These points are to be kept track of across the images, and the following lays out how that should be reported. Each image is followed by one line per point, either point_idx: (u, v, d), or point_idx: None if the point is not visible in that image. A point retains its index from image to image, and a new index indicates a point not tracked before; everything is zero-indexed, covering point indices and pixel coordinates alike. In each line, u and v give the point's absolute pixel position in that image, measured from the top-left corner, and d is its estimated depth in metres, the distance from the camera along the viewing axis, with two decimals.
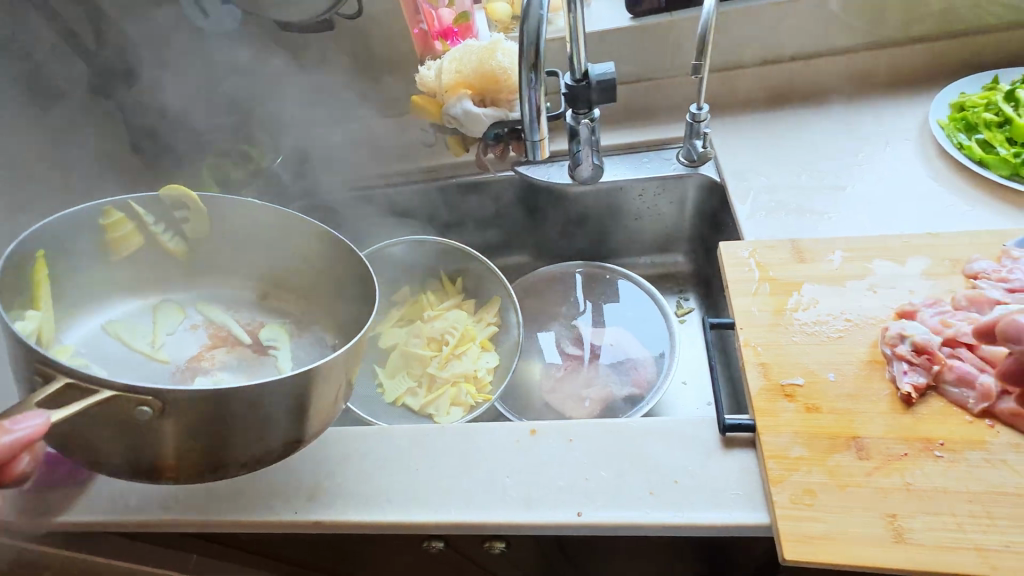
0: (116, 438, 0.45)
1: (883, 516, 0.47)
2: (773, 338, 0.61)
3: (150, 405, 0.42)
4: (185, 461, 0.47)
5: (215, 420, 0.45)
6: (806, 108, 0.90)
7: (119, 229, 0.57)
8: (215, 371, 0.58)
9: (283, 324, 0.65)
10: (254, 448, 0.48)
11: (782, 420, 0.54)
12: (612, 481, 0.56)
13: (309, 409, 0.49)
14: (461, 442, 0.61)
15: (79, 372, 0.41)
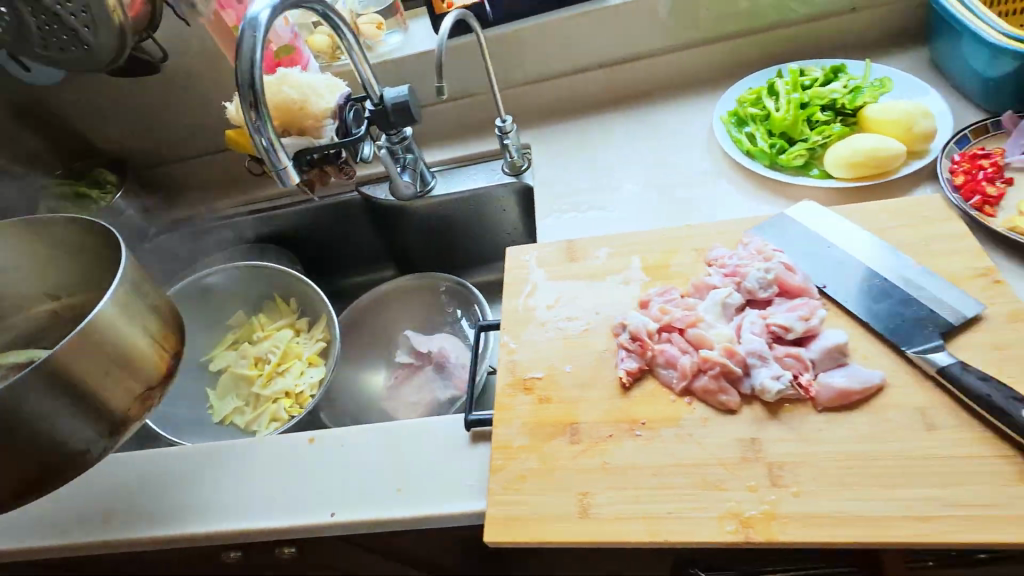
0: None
1: (577, 494, 0.51)
2: (527, 336, 0.64)
3: None
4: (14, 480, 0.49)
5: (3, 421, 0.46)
6: (620, 112, 0.93)
7: None
8: None
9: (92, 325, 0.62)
10: (73, 440, 0.50)
11: (515, 413, 0.58)
12: (369, 482, 0.60)
13: (105, 388, 0.50)
14: (247, 455, 0.65)
15: None
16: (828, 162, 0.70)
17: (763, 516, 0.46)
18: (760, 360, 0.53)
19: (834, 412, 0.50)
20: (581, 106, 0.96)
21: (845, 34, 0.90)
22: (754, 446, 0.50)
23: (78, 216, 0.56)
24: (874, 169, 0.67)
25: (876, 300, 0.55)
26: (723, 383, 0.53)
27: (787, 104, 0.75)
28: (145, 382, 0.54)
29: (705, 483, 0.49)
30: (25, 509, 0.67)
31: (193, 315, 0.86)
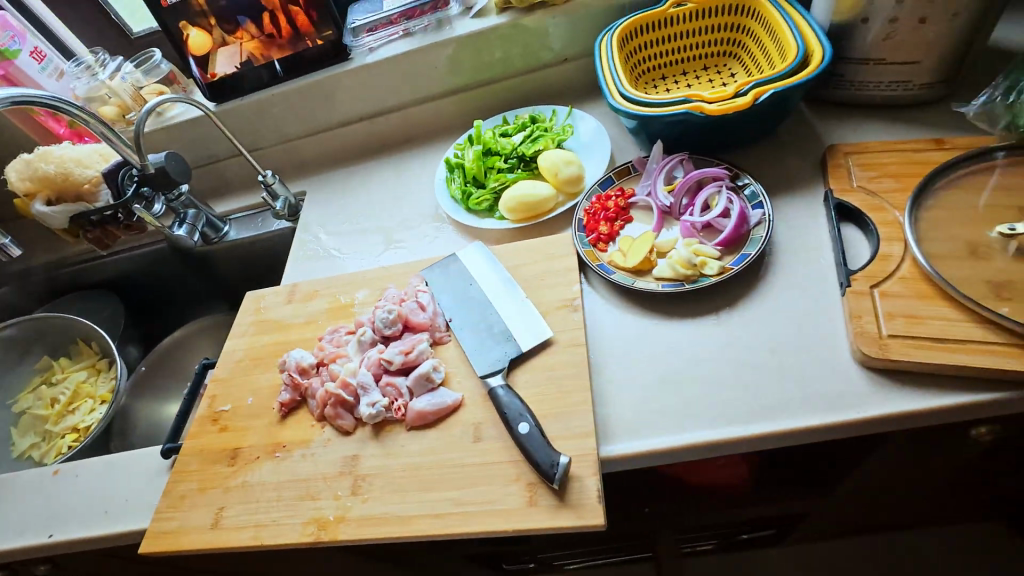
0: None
1: (217, 509, 0.62)
2: (231, 373, 0.76)
3: None
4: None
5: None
6: (385, 157, 1.04)
7: None
8: None
9: None
10: None
11: (197, 441, 0.69)
12: (86, 507, 0.71)
13: None
14: (3, 487, 0.77)
15: None
16: (500, 206, 0.81)
17: (338, 519, 0.58)
18: (365, 389, 0.64)
19: (416, 429, 0.61)
20: (357, 152, 1.07)
21: (573, 80, 1.00)
22: (352, 461, 0.61)
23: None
24: (527, 212, 0.79)
25: (481, 332, 0.67)
26: (340, 409, 0.64)
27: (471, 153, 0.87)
28: None
29: (306, 495, 0.60)
30: None
31: (1, 363, 0.97)
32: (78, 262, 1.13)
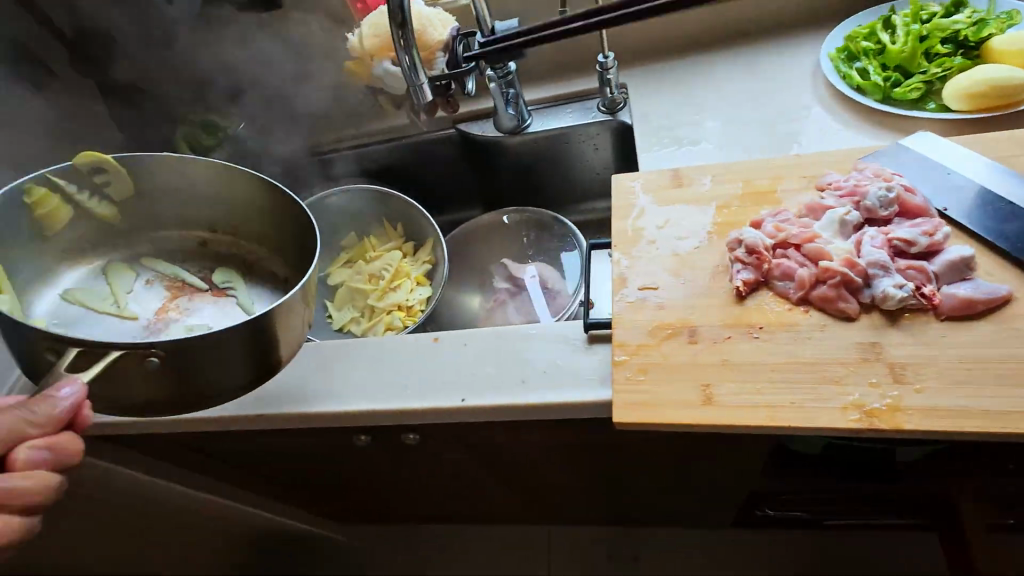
0: (151, 389, 0.52)
1: (699, 384, 0.56)
2: (639, 253, 0.68)
3: (155, 355, 0.49)
4: (217, 388, 0.54)
5: (250, 337, 0.52)
6: (721, 52, 0.94)
7: (46, 205, 0.59)
8: (183, 315, 0.64)
9: (235, 266, 0.70)
10: (231, 377, 0.54)
11: (634, 316, 0.63)
12: (492, 374, 0.66)
13: (283, 334, 0.55)
14: (375, 350, 0.72)
15: (82, 338, 0.47)
16: (948, 96, 0.70)
17: (887, 408, 0.50)
18: (879, 272, 0.57)
19: (956, 320, 0.54)
20: (681, 45, 0.97)
21: None
22: (874, 349, 0.53)
23: (259, 177, 0.63)
24: (998, 100, 0.68)
25: (1000, 222, 0.58)
26: (842, 292, 0.57)
27: (903, 35, 0.76)
28: (306, 329, 0.58)
29: (823, 379, 0.53)
30: None
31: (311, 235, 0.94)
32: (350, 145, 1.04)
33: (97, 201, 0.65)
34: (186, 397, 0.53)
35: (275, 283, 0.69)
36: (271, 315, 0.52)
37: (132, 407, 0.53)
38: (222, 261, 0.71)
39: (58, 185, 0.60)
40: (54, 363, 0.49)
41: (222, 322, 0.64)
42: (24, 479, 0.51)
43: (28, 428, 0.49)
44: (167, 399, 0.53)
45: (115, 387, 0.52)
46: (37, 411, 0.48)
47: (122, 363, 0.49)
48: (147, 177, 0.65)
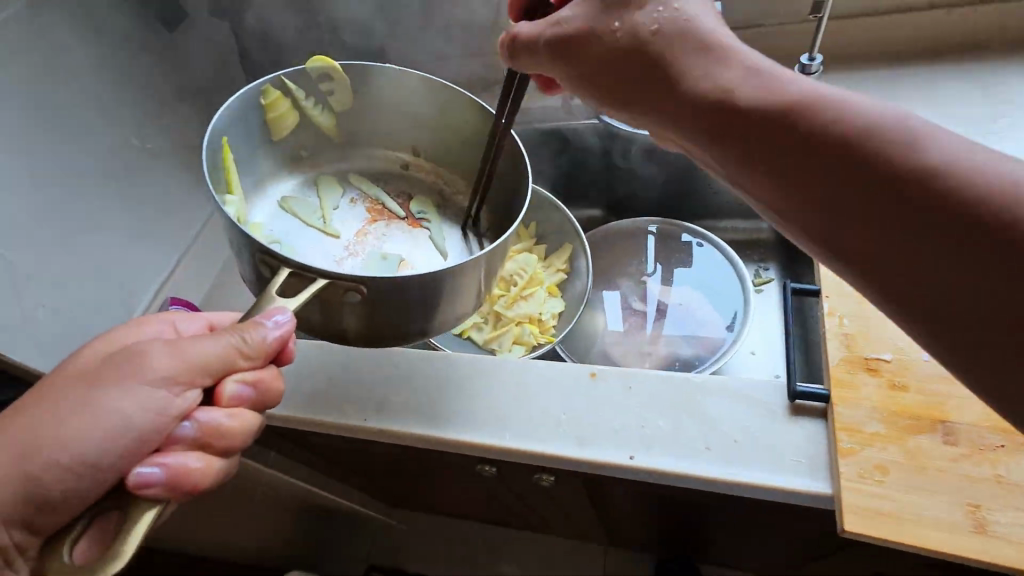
0: (350, 321, 0.50)
1: (964, 505, 0.45)
2: (863, 310, 0.57)
3: (357, 292, 0.47)
4: (402, 332, 0.52)
5: (440, 289, 0.49)
6: (942, 68, 0.79)
7: (277, 108, 0.63)
8: (382, 243, 0.65)
9: (431, 198, 0.72)
10: (406, 326, 0.51)
11: (862, 393, 0.51)
12: (667, 431, 0.56)
13: (454, 299, 0.51)
14: (521, 375, 0.63)
15: (299, 261, 0.46)
16: None
17: None
18: None
19: None
20: (892, 54, 0.82)
21: None
22: None
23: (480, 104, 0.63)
24: None
25: None
26: None
27: None
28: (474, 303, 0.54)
29: None
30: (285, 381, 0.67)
31: None
32: None
33: (322, 112, 0.69)
34: (378, 331, 0.51)
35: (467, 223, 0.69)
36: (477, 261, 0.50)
37: (326, 332, 0.52)
38: (419, 188, 0.73)
39: (291, 91, 0.64)
40: (267, 278, 0.48)
41: (412, 256, 0.65)
42: (228, 419, 0.44)
43: (244, 353, 0.43)
44: (360, 330, 0.51)
45: (324, 315, 0.50)
46: (255, 333, 0.43)
47: (324, 292, 0.48)
48: (367, 87, 0.67)
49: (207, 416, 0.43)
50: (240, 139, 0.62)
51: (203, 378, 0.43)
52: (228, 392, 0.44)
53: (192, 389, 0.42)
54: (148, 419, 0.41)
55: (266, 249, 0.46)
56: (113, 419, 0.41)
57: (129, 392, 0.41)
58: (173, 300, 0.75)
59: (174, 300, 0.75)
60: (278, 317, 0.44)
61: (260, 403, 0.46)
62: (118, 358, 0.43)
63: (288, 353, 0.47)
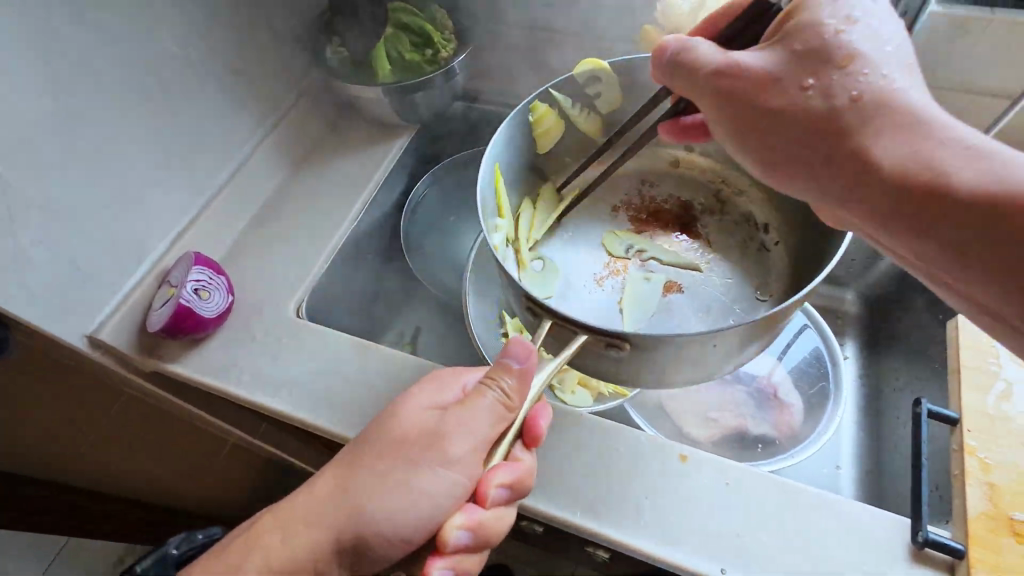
0: (613, 368, 0.47)
1: None
2: (1013, 459, 0.50)
3: (618, 345, 0.43)
4: (680, 379, 0.48)
5: (720, 342, 0.43)
6: None
7: (542, 123, 0.60)
8: (646, 263, 0.63)
9: (704, 202, 0.68)
10: (674, 375, 0.47)
11: (1005, 560, 0.45)
12: (768, 548, 0.49)
13: (679, 361, 0.45)
14: (601, 439, 0.55)
15: (561, 311, 0.43)
16: None
17: None
18: None
19: None
20: None
21: None
22: None
23: None
24: None
25: None
26: None
27: None
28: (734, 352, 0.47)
29: None
30: (336, 387, 0.61)
31: None
32: None
33: (585, 114, 0.64)
34: (657, 378, 0.47)
35: (750, 240, 0.64)
36: (764, 320, 0.43)
37: (599, 376, 0.50)
38: (695, 194, 0.69)
39: (558, 101, 0.62)
40: (531, 323, 0.48)
41: (681, 276, 0.62)
42: (493, 518, 0.43)
43: (511, 414, 0.43)
44: (653, 376, 0.47)
45: (593, 364, 0.48)
46: (516, 397, 0.43)
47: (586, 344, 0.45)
48: (634, 80, 0.61)
49: (473, 513, 0.42)
50: (510, 155, 0.60)
51: (480, 456, 0.43)
52: (493, 482, 0.43)
53: (467, 466, 0.43)
54: (432, 497, 0.42)
55: (531, 297, 0.45)
56: (415, 499, 0.42)
57: (425, 471, 0.43)
58: (197, 257, 0.64)
59: (198, 257, 0.64)
60: (526, 368, 0.44)
61: (521, 489, 0.44)
62: (406, 437, 0.45)
63: (541, 426, 0.47)
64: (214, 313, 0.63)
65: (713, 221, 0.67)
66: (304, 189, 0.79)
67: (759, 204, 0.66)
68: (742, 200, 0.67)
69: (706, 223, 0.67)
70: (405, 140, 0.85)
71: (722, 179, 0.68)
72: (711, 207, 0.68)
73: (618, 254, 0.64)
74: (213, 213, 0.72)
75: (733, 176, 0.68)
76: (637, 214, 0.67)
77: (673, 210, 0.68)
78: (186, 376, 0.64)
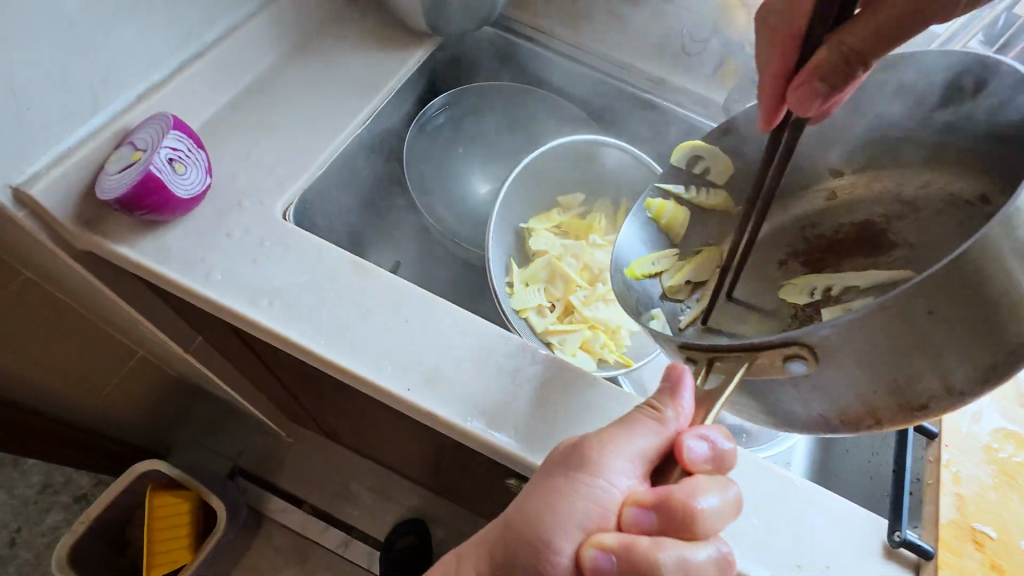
0: (811, 386, 0.36)
1: None
2: (979, 476, 0.54)
3: (799, 355, 0.34)
4: (929, 391, 0.33)
5: (936, 317, 0.31)
6: None
7: (666, 216, 0.58)
8: (835, 298, 0.48)
9: (892, 210, 0.53)
10: (911, 375, 0.33)
11: (965, 564, 0.49)
12: (761, 532, 0.50)
13: (882, 341, 0.32)
14: (613, 404, 0.51)
15: (707, 341, 0.39)
16: None
17: None
18: None
19: None
20: None
21: None
22: None
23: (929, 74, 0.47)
24: None
25: None
26: None
27: None
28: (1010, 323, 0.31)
29: None
30: (323, 305, 0.53)
31: (531, 177, 0.70)
32: (606, 78, 0.79)
33: (709, 192, 0.59)
34: (893, 395, 0.34)
35: (966, 217, 0.47)
36: (975, 282, 0.30)
37: (818, 411, 0.37)
38: (872, 208, 0.54)
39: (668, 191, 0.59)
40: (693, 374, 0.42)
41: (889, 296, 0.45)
42: (652, 552, 0.33)
43: (668, 427, 0.37)
44: (877, 394, 0.34)
45: (793, 391, 0.37)
46: (668, 411, 0.38)
47: (756, 370, 0.37)
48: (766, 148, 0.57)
49: (618, 538, 0.34)
50: (644, 255, 0.57)
51: (640, 477, 0.37)
52: (633, 501, 0.35)
53: (617, 478, 0.37)
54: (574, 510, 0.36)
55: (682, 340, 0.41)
56: (558, 509, 0.37)
57: (565, 480, 0.38)
58: (174, 121, 0.52)
59: (175, 122, 0.52)
60: (679, 384, 0.38)
61: (682, 515, 0.34)
62: (549, 458, 0.41)
63: (723, 458, 0.36)
64: (188, 194, 0.52)
65: (904, 224, 0.51)
66: (301, 76, 0.68)
67: (959, 178, 0.49)
68: (933, 190, 0.51)
69: (898, 230, 0.51)
70: (423, 55, 0.73)
71: (900, 181, 0.53)
72: (899, 216, 0.52)
73: (801, 301, 0.50)
74: (192, 77, 0.59)
75: (910, 176, 0.53)
76: (811, 257, 0.54)
77: (850, 237, 0.54)
78: (135, 262, 0.53)
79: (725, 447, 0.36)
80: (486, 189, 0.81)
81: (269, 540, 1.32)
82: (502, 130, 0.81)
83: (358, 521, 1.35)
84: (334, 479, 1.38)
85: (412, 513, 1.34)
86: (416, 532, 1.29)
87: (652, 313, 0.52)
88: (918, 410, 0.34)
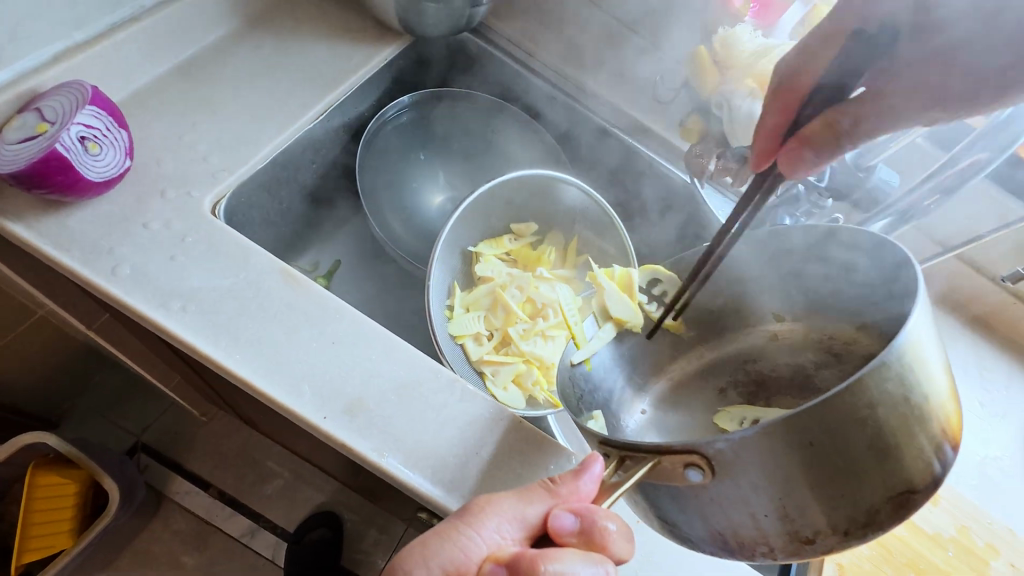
0: (707, 502, 0.36)
1: None
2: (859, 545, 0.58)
3: (700, 463, 0.34)
4: (817, 527, 0.34)
5: (818, 448, 0.32)
6: (977, 335, 0.82)
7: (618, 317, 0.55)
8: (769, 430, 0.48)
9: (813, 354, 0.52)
10: (800, 510, 0.34)
11: None
12: None
13: (776, 475, 0.33)
14: (533, 453, 0.50)
15: (611, 434, 0.38)
16: None
17: None
18: None
19: None
20: (948, 298, 0.84)
21: None
22: None
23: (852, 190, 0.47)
24: None
25: None
26: None
27: None
28: (887, 467, 0.32)
29: None
30: (241, 315, 0.50)
31: (486, 203, 0.68)
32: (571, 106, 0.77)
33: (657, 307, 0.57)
34: (781, 519, 0.34)
35: None
36: (851, 422, 0.32)
37: (715, 530, 0.37)
38: (806, 354, 0.52)
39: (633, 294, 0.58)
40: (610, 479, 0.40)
41: None
42: None
43: (554, 500, 0.37)
44: (769, 519, 0.35)
45: (700, 512, 0.37)
46: (565, 487, 0.37)
47: (661, 475, 0.37)
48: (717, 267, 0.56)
49: None
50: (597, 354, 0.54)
51: (513, 539, 0.35)
52: (493, 557, 0.33)
53: (489, 531, 0.35)
54: (435, 545, 0.34)
55: (604, 437, 0.39)
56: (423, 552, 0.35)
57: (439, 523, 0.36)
58: (93, 95, 0.47)
59: (93, 96, 0.47)
60: (586, 468, 0.38)
61: (527, 570, 0.31)
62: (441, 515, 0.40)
63: (594, 535, 0.34)
64: (101, 177, 0.47)
65: (832, 375, 0.50)
66: (250, 55, 0.63)
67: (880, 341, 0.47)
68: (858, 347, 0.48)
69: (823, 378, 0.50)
70: (391, 53, 0.69)
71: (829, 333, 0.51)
72: (829, 364, 0.50)
73: (731, 428, 0.50)
74: (119, 43, 0.55)
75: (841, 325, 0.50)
76: (746, 390, 0.54)
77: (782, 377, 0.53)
78: (31, 245, 0.47)
79: (600, 522, 0.34)
80: (441, 200, 0.76)
81: (167, 522, 1.25)
82: (465, 141, 0.77)
83: (268, 509, 1.28)
84: (247, 463, 1.31)
85: (327, 505, 1.30)
86: (327, 526, 1.25)
87: (592, 414, 0.49)
88: (806, 544, 0.35)
